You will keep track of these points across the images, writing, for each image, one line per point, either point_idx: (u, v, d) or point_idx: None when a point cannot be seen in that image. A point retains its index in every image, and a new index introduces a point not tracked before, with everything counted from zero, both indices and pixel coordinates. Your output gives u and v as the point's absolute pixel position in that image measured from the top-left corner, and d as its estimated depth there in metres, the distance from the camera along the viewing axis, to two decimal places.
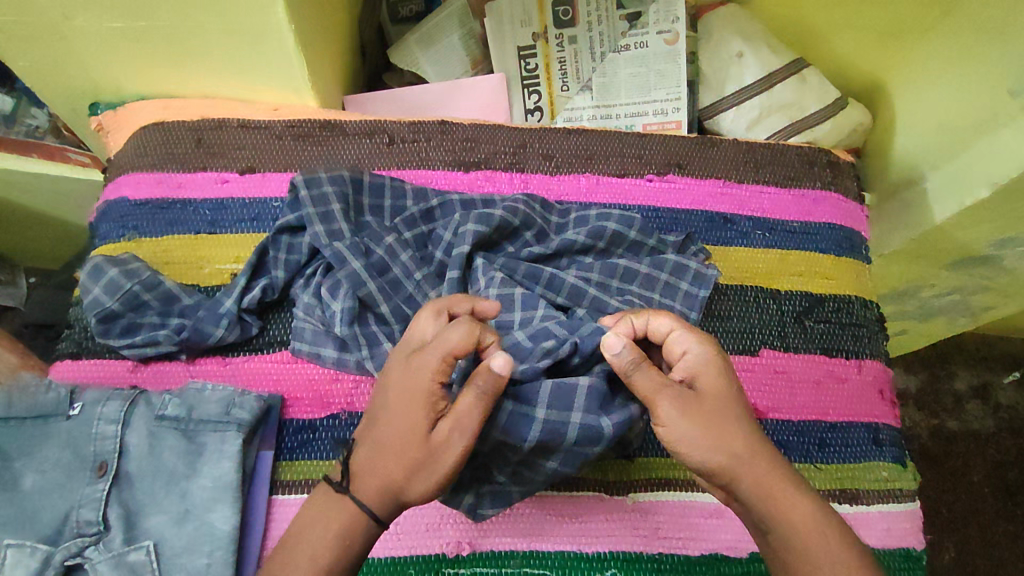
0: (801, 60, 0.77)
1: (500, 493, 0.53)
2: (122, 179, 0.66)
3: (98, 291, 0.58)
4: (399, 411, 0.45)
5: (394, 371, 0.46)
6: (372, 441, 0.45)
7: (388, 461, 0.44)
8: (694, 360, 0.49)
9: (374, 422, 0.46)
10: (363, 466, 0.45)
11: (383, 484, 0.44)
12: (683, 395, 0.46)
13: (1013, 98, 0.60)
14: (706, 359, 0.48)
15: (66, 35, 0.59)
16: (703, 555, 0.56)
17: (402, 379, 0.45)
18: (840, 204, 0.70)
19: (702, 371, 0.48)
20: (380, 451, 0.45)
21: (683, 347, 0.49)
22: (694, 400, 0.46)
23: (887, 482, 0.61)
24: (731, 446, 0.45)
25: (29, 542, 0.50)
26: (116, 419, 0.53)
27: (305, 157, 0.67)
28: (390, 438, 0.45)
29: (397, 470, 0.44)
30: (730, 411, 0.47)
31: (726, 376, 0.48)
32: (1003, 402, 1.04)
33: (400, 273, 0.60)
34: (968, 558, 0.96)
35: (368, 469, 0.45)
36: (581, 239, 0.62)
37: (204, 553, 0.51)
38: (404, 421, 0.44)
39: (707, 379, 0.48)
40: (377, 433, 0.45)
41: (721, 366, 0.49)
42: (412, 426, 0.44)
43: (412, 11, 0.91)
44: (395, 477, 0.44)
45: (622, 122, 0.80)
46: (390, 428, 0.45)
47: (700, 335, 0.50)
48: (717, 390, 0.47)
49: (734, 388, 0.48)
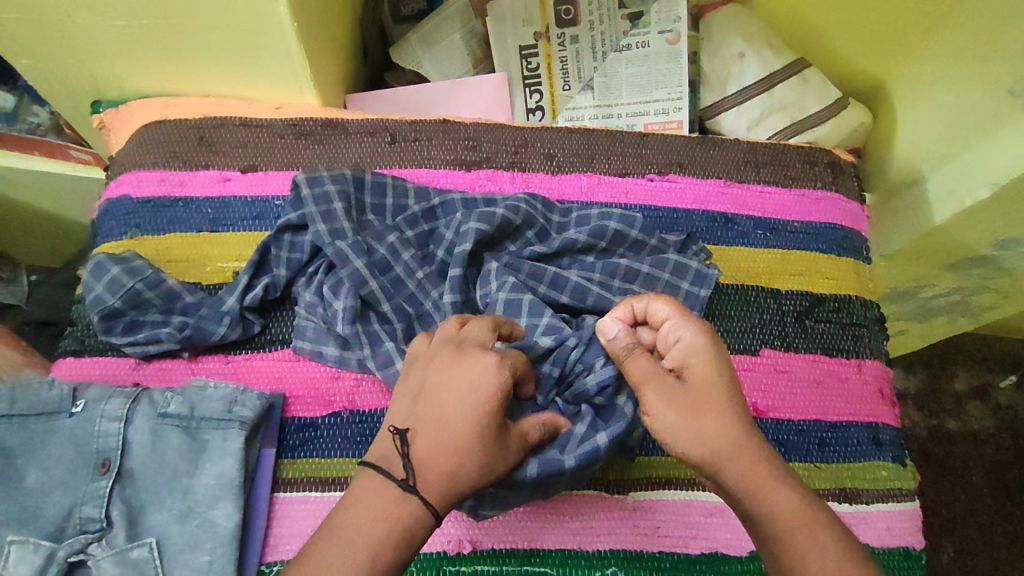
0: (803, 60, 0.77)
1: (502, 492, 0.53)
2: (124, 177, 0.66)
3: (101, 289, 0.58)
4: (475, 407, 0.45)
5: (467, 368, 0.46)
6: (438, 437, 0.44)
7: (462, 456, 0.44)
8: (687, 351, 0.49)
9: (437, 419, 0.45)
10: (429, 461, 0.44)
11: (448, 480, 0.44)
12: (668, 387, 0.48)
13: (1013, 98, 0.60)
14: (698, 350, 0.49)
15: (68, 33, 0.59)
16: (703, 554, 0.57)
17: (479, 377, 0.46)
18: (840, 203, 0.70)
19: (692, 361, 0.49)
20: (452, 447, 0.44)
21: (677, 335, 0.50)
22: (679, 390, 0.48)
23: (887, 481, 0.61)
24: (712, 438, 0.46)
25: (32, 538, 0.50)
26: (118, 416, 0.53)
27: (307, 156, 0.67)
28: (464, 434, 0.44)
29: (473, 468, 0.44)
30: (716, 403, 0.47)
31: (718, 369, 0.48)
32: (1003, 402, 1.04)
33: (401, 272, 0.60)
34: (967, 558, 0.96)
35: (438, 466, 0.44)
36: (582, 239, 0.62)
37: (206, 551, 0.51)
38: (484, 417, 0.45)
39: (695, 369, 0.49)
40: (445, 432, 0.44)
41: (717, 356, 0.49)
42: (492, 423, 0.45)
43: (413, 10, 0.91)
44: (469, 473, 0.44)
45: (623, 122, 0.80)
46: (463, 423, 0.44)
47: (699, 324, 0.50)
48: (706, 382, 0.48)
49: (727, 378, 0.48)
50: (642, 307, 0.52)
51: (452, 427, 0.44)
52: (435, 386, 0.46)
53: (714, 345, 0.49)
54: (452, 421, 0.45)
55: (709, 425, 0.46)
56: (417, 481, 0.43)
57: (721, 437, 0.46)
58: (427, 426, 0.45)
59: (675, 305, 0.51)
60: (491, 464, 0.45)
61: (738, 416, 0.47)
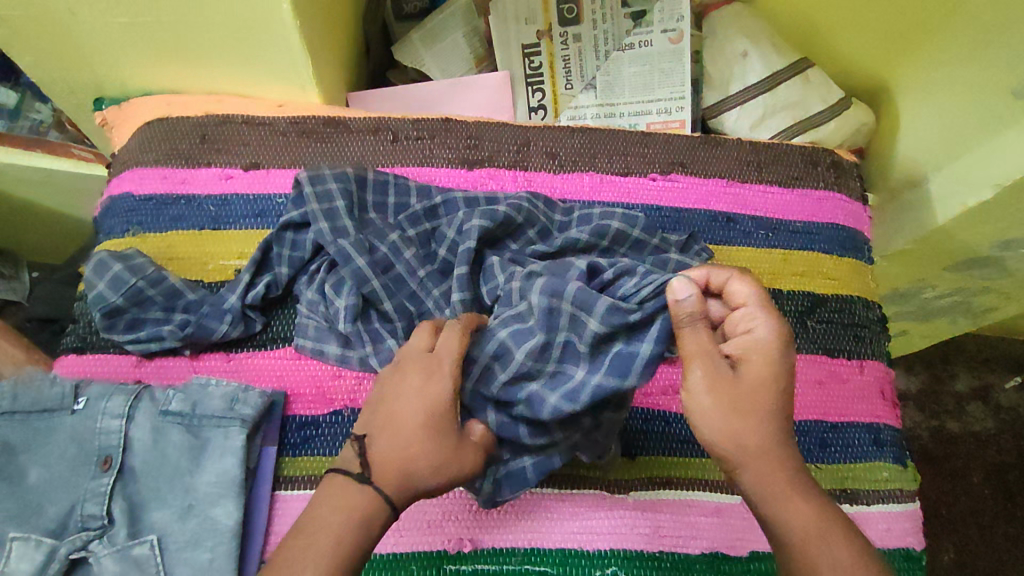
0: (805, 60, 0.77)
1: (515, 474, 0.53)
2: (127, 174, 0.66)
3: (103, 287, 0.58)
4: (425, 412, 0.44)
5: (412, 375, 0.46)
6: (390, 439, 0.44)
7: (415, 456, 0.44)
8: (758, 335, 0.45)
9: (389, 421, 0.45)
10: (380, 462, 0.44)
11: (403, 480, 0.44)
12: (717, 371, 0.45)
13: (1015, 99, 0.61)
14: (764, 343, 0.45)
15: (70, 29, 0.59)
16: (702, 554, 0.57)
17: (420, 381, 0.45)
18: (842, 204, 0.70)
19: (760, 350, 0.45)
20: (402, 448, 0.44)
21: (749, 328, 0.46)
22: (727, 377, 0.45)
23: (887, 482, 0.61)
24: (743, 436, 0.44)
25: (34, 535, 0.50)
26: (120, 414, 0.53)
27: (309, 153, 0.67)
28: (412, 437, 0.44)
29: (423, 467, 0.44)
30: (766, 402, 0.44)
31: (777, 372, 0.45)
32: (1004, 404, 1.04)
33: (403, 271, 0.59)
34: (967, 559, 0.96)
35: (389, 462, 0.44)
36: (584, 239, 0.62)
37: (207, 548, 0.51)
38: (428, 421, 0.44)
39: (752, 365, 0.45)
40: (398, 433, 0.44)
41: (773, 358, 0.45)
42: (439, 421, 0.44)
43: (416, 8, 0.91)
44: (421, 473, 0.44)
45: (625, 121, 0.81)
46: (412, 425, 0.44)
47: (778, 318, 0.46)
48: (759, 379, 0.45)
49: (783, 382, 0.45)
50: (721, 280, 0.47)
51: (402, 431, 0.44)
52: (388, 392, 0.46)
53: (784, 345, 0.45)
54: (403, 424, 0.45)
55: (747, 419, 0.44)
56: (372, 477, 0.44)
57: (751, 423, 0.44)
58: (380, 428, 0.45)
59: (758, 292, 0.46)
60: (439, 469, 0.44)
61: (777, 420, 0.44)
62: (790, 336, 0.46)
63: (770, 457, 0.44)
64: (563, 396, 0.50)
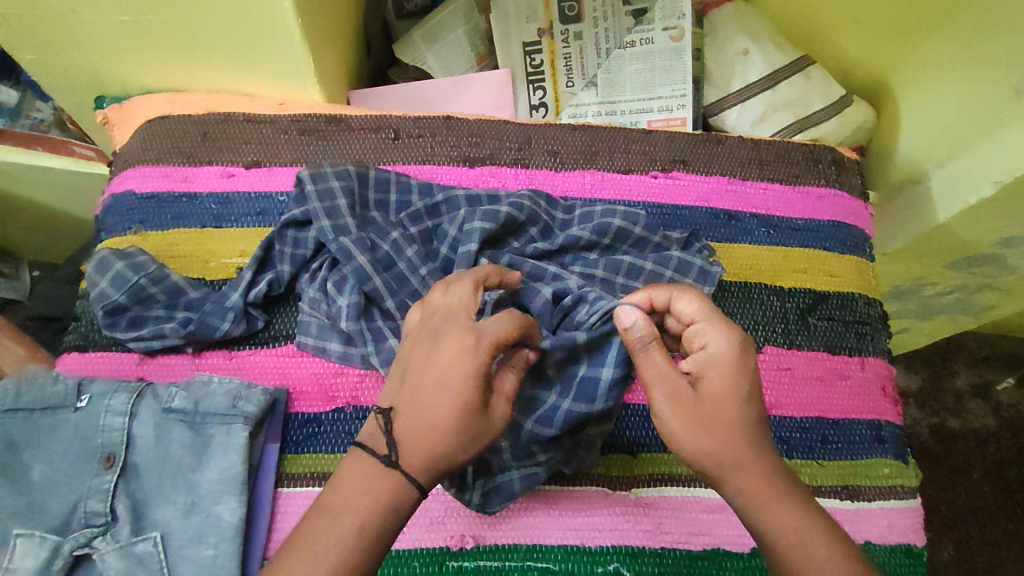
0: (806, 57, 0.77)
1: (503, 487, 0.54)
2: (128, 172, 0.66)
3: (105, 284, 0.58)
4: (457, 386, 0.42)
5: (447, 350, 0.43)
6: (418, 419, 0.42)
7: (445, 434, 0.42)
8: (713, 348, 0.46)
9: (417, 396, 0.43)
10: (411, 440, 0.42)
11: (432, 462, 0.42)
12: (678, 391, 0.45)
13: (1017, 96, 0.60)
14: (720, 354, 0.45)
15: (72, 27, 0.59)
16: (704, 550, 0.57)
17: (455, 356, 0.43)
18: (844, 201, 0.70)
19: (716, 363, 0.45)
20: (432, 430, 0.42)
21: (703, 342, 0.46)
22: (688, 396, 0.45)
23: (889, 479, 0.62)
24: (716, 452, 0.44)
25: (37, 532, 0.50)
26: (123, 411, 0.54)
27: (311, 150, 0.67)
28: (447, 413, 0.42)
29: (452, 447, 0.42)
30: (734, 415, 0.44)
31: (738, 382, 0.45)
32: (1004, 402, 1.04)
33: (405, 268, 0.60)
34: (967, 556, 0.96)
35: (417, 441, 0.42)
36: (586, 236, 0.62)
37: (210, 545, 0.51)
38: (464, 399, 0.42)
39: (712, 379, 0.45)
40: (427, 409, 0.42)
41: (729, 365, 0.45)
42: (472, 395, 0.42)
43: (416, 7, 0.91)
44: (452, 452, 0.42)
45: (627, 118, 0.81)
46: (444, 404, 0.42)
47: (731, 329, 0.46)
48: (722, 392, 0.44)
49: (746, 390, 0.45)
50: (665, 299, 0.50)
51: (433, 413, 0.42)
52: (416, 365, 0.44)
53: (744, 355, 0.46)
54: (434, 403, 0.42)
55: (716, 434, 0.44)
56: (399, 459, 0.42)
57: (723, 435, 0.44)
58: (408, 405, 0.43)
59: (704, 306, 0.48)
60: (469, 446, 0.43)
61: (748, 433, 0.44)
62: (748, 346, 0.46)
63: (766, 456, 0.44)
64: (535, 419, 0.53)
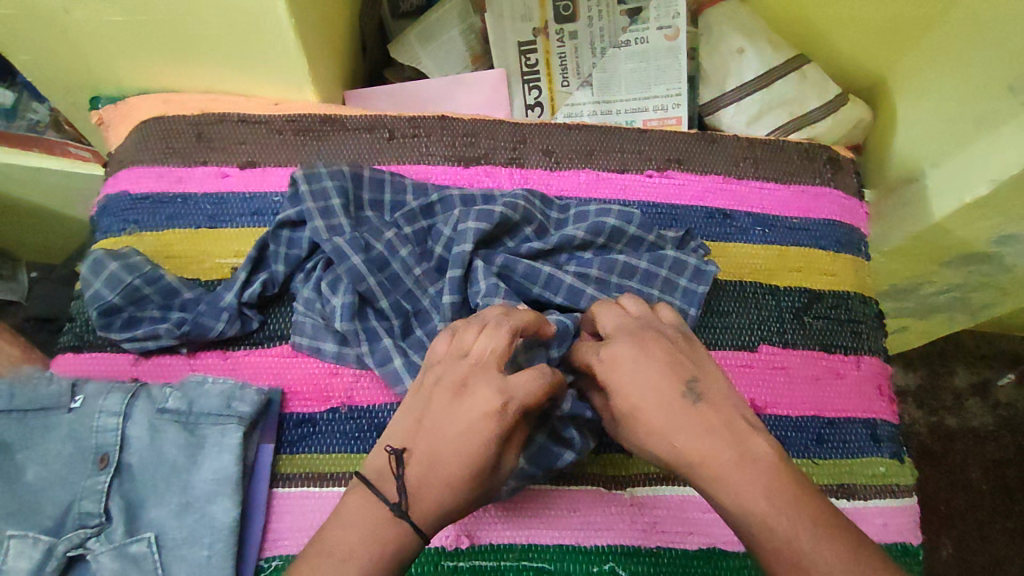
0: (801, 56, 0.77)
1: None
2: (123, 173, 0.66)
3: (99, 285, 0.58)
4: (472, 443, 0.43)
5: (470, 408, 0.44)
6: (431, 467, 0.43)
7: (454, 489, 0.43)
8: (603, 380, 0.49)
9: (432, 448, 0.44)
10: (422, 490, 0.43)
11: (436, 509, 0.43)
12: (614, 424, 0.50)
13: (1012, 95, 0.60)
14: (608, 380, 0.48)
15: (65, 28, 0.59)
16: (700, 549, 0.57)
17: (479, 415, 0.44)
18: (839, 200, 0.70)
19: (614, 386, 0.48)
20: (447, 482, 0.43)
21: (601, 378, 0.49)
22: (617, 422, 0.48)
23: (885, 477, 0.62)
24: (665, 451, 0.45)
25: (31, 533, 0.50)
26: (117, 412, 0.54)
27: (306, 151, 0.67)
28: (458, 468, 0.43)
29: (458, 497, 0.43)
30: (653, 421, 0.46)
31: (636, 394, 0.47)
32: (1002, 400, 1.04)
33: (399, 269, 0.60)
34: (966, 555, 0.96)
35: (428, 493, 0.43)
36: (581, 235, 0.62)
37: (205, 545, 0.51)
38: (478, 459, 0.43)
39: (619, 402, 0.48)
40: (441, 460, 0.43)
41: (625, 376, 0.47)
42: (487, 455, 0.43)
43: (412, 6, 0.92)
44: (457, 504, 0.43)
45: (622, 118, 0.80)
46: (461, 459, 0.43)
47: (603, 354, 0.49)
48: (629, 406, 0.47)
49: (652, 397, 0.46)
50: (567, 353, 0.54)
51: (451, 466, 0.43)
52: (441, 415, 0.45)
53: (615, 372, 0.48)
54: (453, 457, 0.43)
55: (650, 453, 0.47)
56: (408, 507, 0.42)
57: (658, 452, 0.46)
58: (422, 456, 0.44)
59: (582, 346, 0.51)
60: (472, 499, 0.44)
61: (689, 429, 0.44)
62: (616, 360, 0.48)
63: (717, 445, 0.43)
64: (529, 459, 0.53)
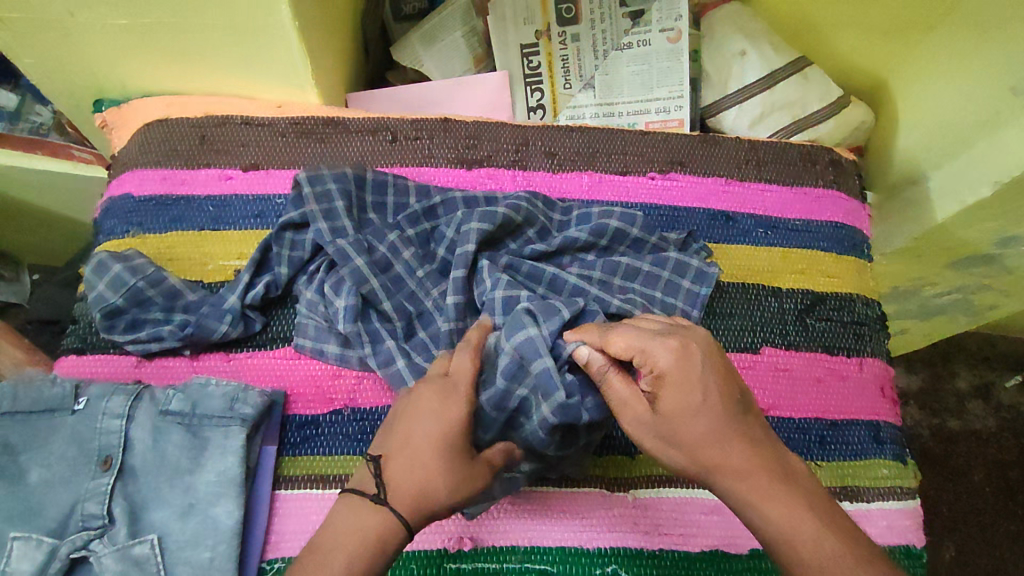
0: (804, 58, 0.77)
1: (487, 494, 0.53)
2: (127, 176, 0.66)
3: (103, 287, 0.58)
4: (436, 431, 0.45)
5: (428, 397, 0.47)
6: (405, 459, 0.45)
7: (430, 478, 0.45)
8: (661, 367, 0.46)
9: (403, 442, 0.46)
10: (400, 480, 0.45)
11: (418, 498, 0.44)
12: (642, 416, 0.47)
13: (1015, 95, 0.60)
14: (668, 373, 0.46)
15: (69, 31, 0.59)
16: (702, 551, 0.57)
17: (438, 401, 0.46)
18: (841, 201, 0.70)
19: (676, 378, 0.46)
20: (421, 466, 0.45)
21: (648, 366, 0.47)
22: (653, 419, 0.47)
23: (888, 480, 0.61)
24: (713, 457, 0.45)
25: (35, 535, 0.50)
26: (121, 414, 0.54)
27: (308, 153, 0.67)
28: (429, 457, 0.45)
29: (439, 487, 0.45)
30: (705, 425, 0.45)
31: (696, 396, 0.45)
32: (1005, 402, 1.04)
33: (402, 271, 0.60)
34: (969, 558, 0.96)
35: (407, 484, 0.44)
36: (583, 237, 0.62)
37: (208, 547, 0.51)
38: (446, 445, 0.45)
39: (668, 399, 0.46)
40: (413, 451, 0.45)
41: (692, 376, 0.46)
42: (455, 443, 0.45)
43: (414, 9, 0.92)
44: (439, 494, 0.45)
45: (623, 120, 0.81)
46: (430, 445, 0.45)
47: (668, 341, 0.47)
48: (679, 407, 0.46)
49: (713, 400, 0.46)
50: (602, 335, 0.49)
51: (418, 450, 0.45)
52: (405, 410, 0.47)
53: (684, 365, 0.46)
54: (418, 443, 0.45)
55: (683, 446, 0.46)
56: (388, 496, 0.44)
57: (701, 446, 0.45)
58: (398, 452, 0.46)
59: (631, 336, 0.48)
60: (456, 490, 0.45)
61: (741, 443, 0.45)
62: (687, 352, 0.46)
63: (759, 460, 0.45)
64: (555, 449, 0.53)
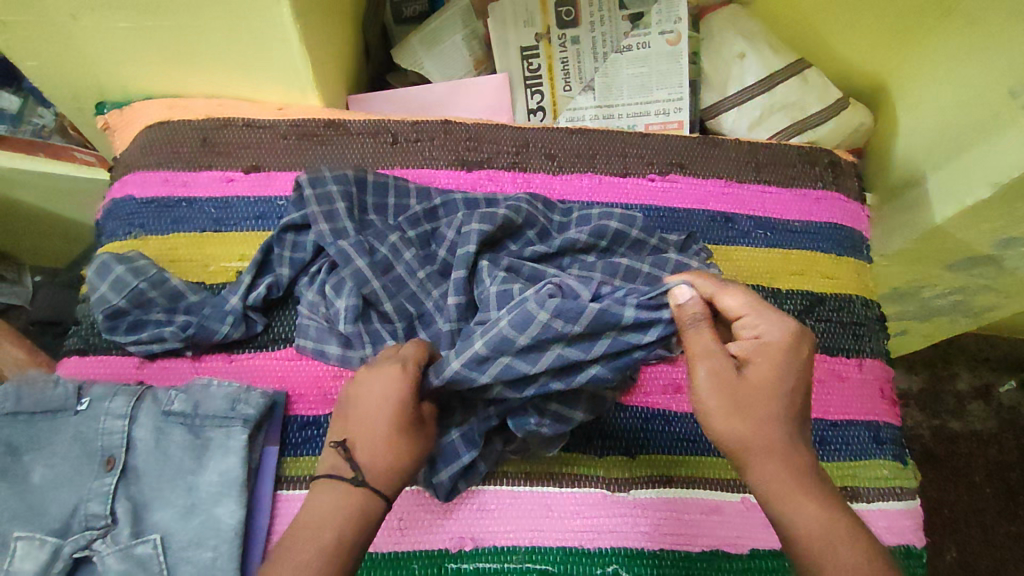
0: (802, 60, 0.78)
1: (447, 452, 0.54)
2: (129, 178, 0.66)
3: (105, 289, 0.58)
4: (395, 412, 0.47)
5: (379, 382, 0.47)
6: (370, 440, 0.46)
7: (398, 453, 0.46)
8: (766, 339, 0.47)
9: (364, 424, 0.47)
10: (372, 461, 0.46)
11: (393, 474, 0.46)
12: (723, 368, 0.47)
13: (1013, 99, 0.60)
14: (772, 345, 0.47)
15: (72, 34, 0.60)
16: (703, 552, 0.57)
17: (387, 382, 0.47)
18: (840, 203, 0.70)
19: (774, 353, 0.47)
20: (387, 445, 0.46)
21: (753, 332, 0.48)
22: (733, 377, 0.46)
23: (888, 480, 0.62)
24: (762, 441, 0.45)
25: (38, 534, 0.50)
26: (123, 414, 0.54)
27: (310, 155, 0.67)
28: (393, 435, 0.46)
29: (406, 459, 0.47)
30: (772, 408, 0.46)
31: (783, 376, 0.47)
32: (1005, 403, 1.04)
33: (403, 271, 0.60)
34: (969, 559, 0.96)
35: (378, 463, 0.46)
36: (583, 238, 0.62)
37: (210, 547, 0.52)
38: (404, 421, 0.47)
39: (759, 366, 0.47)
40: (376, 432, 0.46)
41: (788, 359, 0.47)
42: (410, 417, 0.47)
43: (415, 11, 0.93)
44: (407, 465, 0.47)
45: (622, 122, 0.81)
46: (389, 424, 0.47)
47: (784, 319, 0.48)
48: (765, 380, 0.46)
49: (790, 386, 0.47)
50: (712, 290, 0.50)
51: (376, 430, 0.46)
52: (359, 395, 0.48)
53: (790, 346, 0.47)
54: (377, 421, 0.47)
55: (750, 416, 0.45)
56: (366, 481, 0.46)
57: (759, 426, 0.45)
58: (362, 435, 0.47)
59: (749, 300, 0.49)
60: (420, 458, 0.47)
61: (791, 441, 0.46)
62: (798, 339, 0.48)
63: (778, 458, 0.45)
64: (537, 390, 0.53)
